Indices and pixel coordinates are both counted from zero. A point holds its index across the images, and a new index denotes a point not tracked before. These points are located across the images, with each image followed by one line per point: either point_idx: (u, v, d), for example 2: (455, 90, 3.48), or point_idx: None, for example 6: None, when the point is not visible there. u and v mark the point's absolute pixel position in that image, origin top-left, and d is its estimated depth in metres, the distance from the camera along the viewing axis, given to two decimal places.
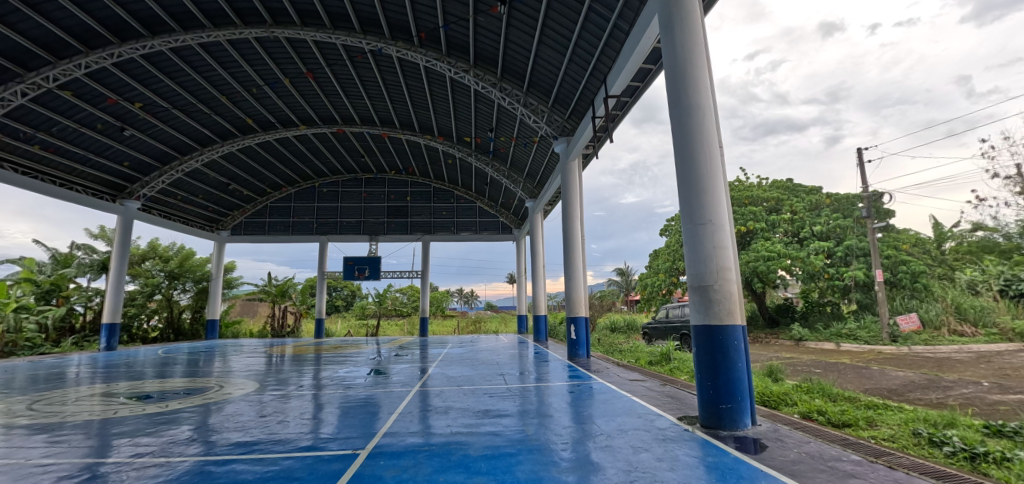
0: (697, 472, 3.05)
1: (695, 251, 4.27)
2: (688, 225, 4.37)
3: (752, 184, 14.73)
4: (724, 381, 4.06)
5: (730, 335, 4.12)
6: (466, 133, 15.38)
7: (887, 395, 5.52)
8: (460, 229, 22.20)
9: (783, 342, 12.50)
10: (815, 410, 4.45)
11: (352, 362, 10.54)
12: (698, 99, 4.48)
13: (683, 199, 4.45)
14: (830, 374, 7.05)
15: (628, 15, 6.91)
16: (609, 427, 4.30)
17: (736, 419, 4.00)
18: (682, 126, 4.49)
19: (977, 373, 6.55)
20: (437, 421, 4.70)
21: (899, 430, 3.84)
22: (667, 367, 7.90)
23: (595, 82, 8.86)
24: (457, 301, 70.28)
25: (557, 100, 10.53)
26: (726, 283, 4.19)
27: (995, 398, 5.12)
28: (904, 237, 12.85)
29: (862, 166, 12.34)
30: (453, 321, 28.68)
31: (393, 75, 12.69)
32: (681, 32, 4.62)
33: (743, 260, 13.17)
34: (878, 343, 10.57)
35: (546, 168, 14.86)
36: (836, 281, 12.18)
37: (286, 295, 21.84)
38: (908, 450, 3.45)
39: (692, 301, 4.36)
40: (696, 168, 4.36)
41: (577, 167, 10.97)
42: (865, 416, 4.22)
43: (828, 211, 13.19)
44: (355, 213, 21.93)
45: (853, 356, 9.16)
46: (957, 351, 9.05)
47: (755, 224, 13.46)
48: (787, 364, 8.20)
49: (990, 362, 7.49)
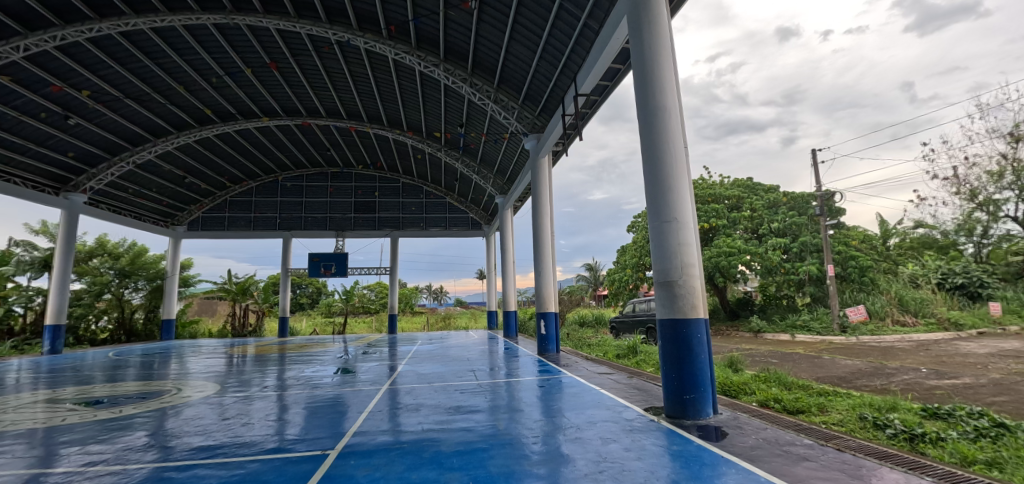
0: (663, 460, 3.18)
1: (661, 248, 4.40)
2: (655, 222, 4.49)
3: (714, 183, 15.29)
4: (688, 373, 4.22)
5: (693, 329, 4.26)
6: (436, 128, 15.21)
7: (837, 383, 5.89)
8: (430, 225, 22.03)
9: (742, 334, 13.12)
10: (771, 398, 4.70)
11: (318, 362, 10.26)
12: (663, 100, 4.61)
13: (648, 197, 4.56)
14: (786, 364, 7.43)
15: (598, 15, 6.98)
16: (578, 420, 4.40)
17: (700, 409, 4.16)
18: (647, 127, 4.61)
19: (917, 361, 7.05)
20: (407, 419, 4.67)
21: (846, 415, 4.13)
22: (634, 360, 8.12)
23: (565, 80, 8.92)
24: (427, 298, 70.47)
25: (528, 97, 10.56)
26: (689, 278, 4.34)
27: (933, 383, 5.53)
28: (854, 233, 13.22)
29: (816, 167, 12.99)
30: (422, 318, 28.50)
31: (360, 67, 12.39)
32: (648, 34, 4.74)
33: (706, 255, 13.63)
34: (829, 333, 11.18)
35: (516, 164, 14.84)
36: (791, 275, 12.67)
37: (247, 293, 21.08)
38: (855, 433, 3.72)
39: (658, 296, 4.48)
40: (661, 166, 4.49)
41: (548, 163, 11.07)
42: (817, 404, 4.48)
43: (786, 209, 13.79)
44: (321, 209, 21.36)
45: (807, 346, 9.70)
46: (900, 340, 9.80)
47: (717, 221, 13.95)
48: (747, 356, 8.57)
49: (929, 350, 8.08)
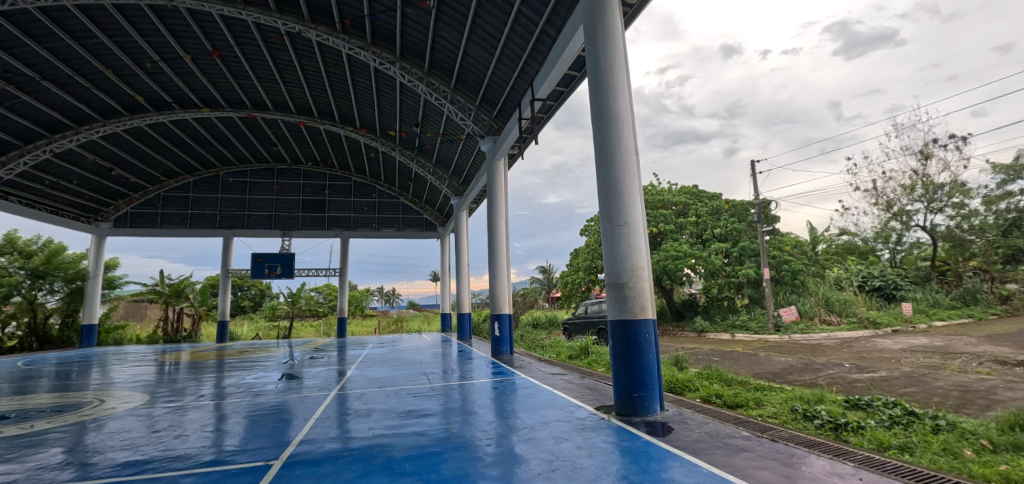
0: (613, 457, 3.29)
1: (613, 251, 4.56)
2: (607, 226, 4.65)
3: (663, 189, 15.97)
4: (637, 372, 4.39)
5: (642, 328, 4.44)
6: (390, 127, 14.91)
7: (772, 378, 6.33)
8: (382, 225, 21.54)
9: (687, 333, 13.78)
10: (713, 394, 4.98)
11: (261, 368, 9.73)
12: (616, 108, 4.78)
13: (601, 201, 4.71)
14: (726, 362, 7.89)
15: (555, 22, 7.14)
16: (532, 420, 4.46)
17: (648, 406, 4.34)
18: (601, 133, 4.77)
19: (840, 357, 7.71)
20: (357, 425, 4.54)
21: (779, 408, 4.46)
22: (586, 361, 8.33)
23: (522, 84, 9.03)
24: (379, 301, 68.67)
25: (485, 99, 10.59)
26: (639, 280, 4.52)
27: (854, 376, 6.07)
28: (788, 239, 14.23)
29: (754, 176, 13.87)
30: (374, 320, 27.72)
31: (312, 60, 11.94)
32: (603, 43, 4.90)
33: (654, 258, 14.21)
34: (765, 332, 11.99)
35: (472, 166, 14.83)
36: (732, 278, 13.45)
37: (181, 296, 19.66)
38: (787, 424, 4.02)
39: (609, 297, 4.63)
40: (613, 171, 4.66)
41: (504, 166, 11.15)
42: (754, 398, 4.79)
43: (727, 216, 14.62)
44: (266, 206, 20.34)
45: (745, 344, 10.34)
46: (826, 337, 10.67)
47: (666, 226, 14.58)
48: (691, 355, 9.02)
49: (851, 346, 8.84)
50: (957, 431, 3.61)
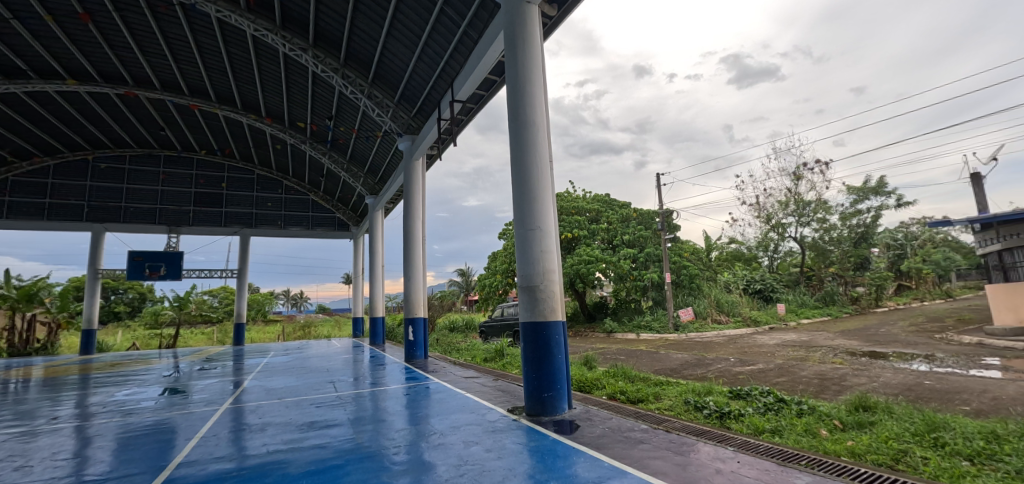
0: (522, 457, 3.32)
1: (526, 254, 4.63)
2: (520, 229, 4.71)
3: (577, 196, 16.69)
4: (546, 372, 4.49)
5: (552, 330, 4.55)
6: (300, 118, 13.90)
7: (670, 374, 6.86)
8: (288, 224, 20.09)
9: (597, 334, 14.51)
10: (618, 391, 5.26)
11: (135, 383, 8.48)
12: (533, 115, 4.89)
13: (516, 205, 4.77)
14: (631, 360, 8.41)
15: (478, 25, 7.15)
16: (443, 425, 4.37)
17: (556, 405, 4.46)
18: (517, 138, 4.84)
19: (727, 352, 8.57)
20: (250, 441, 4.11)
21: (675, 400, 4.82)
22: (501, 363, 8.40)
23: (442, 84, 8.93)
24: (284, 305, 63.69)
25: (404, 97, 10.30)
26: (550, 283, 4.63)
27: (737, 369, 6.78)
28: (687, 247, 15.60)
29: (659, 188, 15.02)
30: (278, 326, 25.61)
31: (210, 38, 10.74)
32: (522, 50, 4.99)
33: (568, 262, 14.78)
34: (665, 331, 13.00)
35: (389, 165, 14.35)
36: (638, 281, 14.38)
37: (34, 301, 16.37)
38: (680, 415, 4.35)
39: (521, 300, 4.69)
40: (528, 176, 4.74)
41: (422, 166, 10.93)
42: (654, 392, 5.14)
43: (635, 224, 15.61)
44: (148, 198, 17.86)
45: (648, 343, 11.12)
46: (716, 335, 11.85)
47: (579, 232, 15.25)
48: (601, 354, 9.49)
49: (736, 343, 9.88)
50: (816, 414, 4.17)
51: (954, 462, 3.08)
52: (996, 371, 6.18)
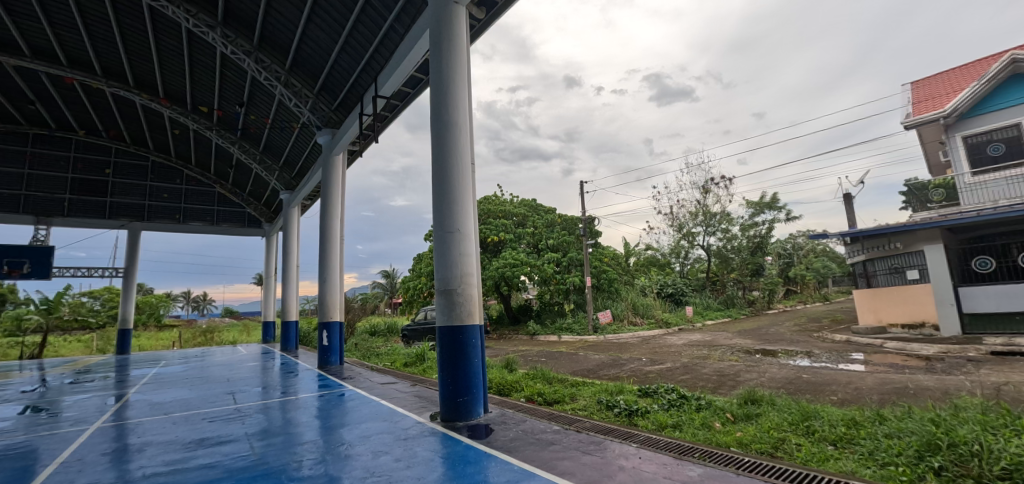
0: (433, 465, 3.23)
1: (444, 257, 4.55)
2: (439, 232, 4.62)
3: (505, 200, 16.88)
4: (461, 377, 4.42)
5: (469, 334, 4.51)
6: (206, 102, 12.61)
7: (586, 374, 7.10)
8: (188, 218, 18.44)
9: (521, 336, 14.71)
10: (535, 393, 5.33)
11: None
12: (455, 116, 4.82)
13: (435, 207, 4.68)
14: (551, 362, 8.61)
15: (405, 20, 6.95)
16: (352, 436, 4.14)
17: (472, 410, 4.41)
18: (439, 139, 4.75)
19: (640, 352, 9.08)
20: (123, 464, 3.60)
21: (589, 400, 4.99)
22: (421, 367, 8.20)
23: (366, 78, 8.57)
24: (185, 308, 57.57)
25: (324, 88, 9.74)
26: (468, 287, 4.58)
27: (647, 369, 7.20)
28: (607, 252, 16.35)
29: (583, 195, 15.60)
30: (174, 332, 23.02)
31: (95, 4, 9.33)
32: (447, 49, 4.91)
33: (494, 265, 14.84)
34: (585, 333, 13.52)
35: (307, 159, 13.52)
36: (561, 284, 14.80)
37: None
38: (592, 415, 4.50)
39: (438, 304, 4.60)
40: (449, 177, 4.67)
41: (342, 163, 10.41)
42: (570, 393, 5.28)
43: (559, 229, 16.07)
44: (9, 183, 15.08)
45: (568, 345, 11.48)
46: (631, 336, 12.53)
47: (505, 235, 15.41)
48: (522, 356, 9.61)
49: (648, 344, 10.50)
50: (711, 408, 4.52)
51: (822, 447, 3.47)
52: (857, 364, 7.14)
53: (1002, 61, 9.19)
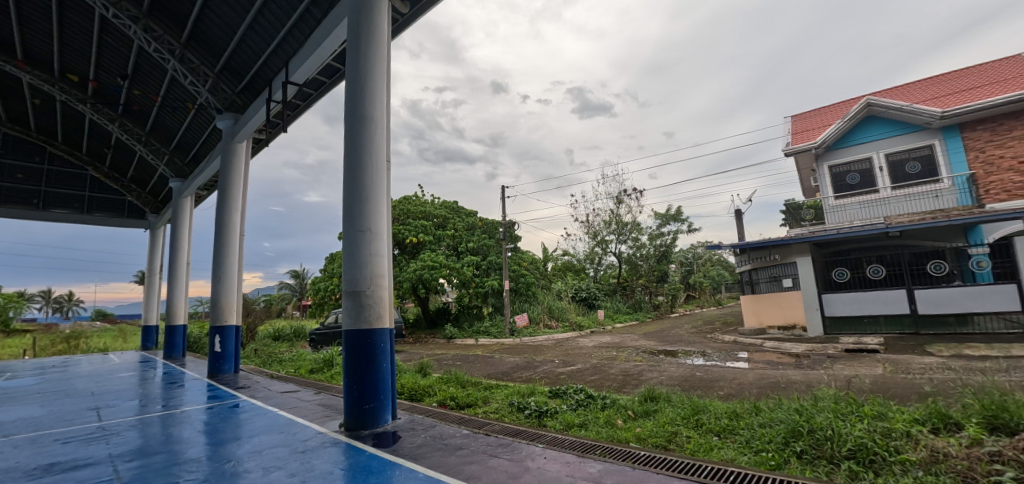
0: (332, 478, 3.04)
1: (353, 257, 4.34)
2: (349, 230, 4.40)
3: (426, 201, 16.61)
4: (368, 383, 4.23)
5: (378, 338, 4.33)
6: (78, 70, 10.77)
7: (501, 377, 7.19)
8: (50, 204, 15.87)
9: (438, 340, 14.51)
10: (448, 397, 5.27)
11: None
12: (372, 111, 4.63)
13: (345, 204, 4.44)
14: (466, 365, 8.60)
15: (322, 5, 6.54)
16: (242, 451, 3.77)
17: (378, 417, 4.24)
18: (353, 133, 4.54)
19: (553, 354, 9.40)
20: None
21: (501, 403, 5.03)
22: (328, 374, 7.74)
23: (277, 62, 7.95)
24: (42, 310, 49.10)
25: (228, 68, 8.84)
26: (378, 288, 4.41)
27: (558, 370, 7.46)
28: (526, 257, 16.70)
29: (503, 200, 15.83)
30: (24, 338, 19.50)
31: None
32: (365, 40, 4.70)
33: (412, 267, 14.49)
34: (502, 336, 13.70)
35: (205, 144, 12.22)
36: (479, 288, 14.84)
37: None
38: (503, 417, 4.54)
39: (345, 306, 4.36)
40: (362, 174, 4.46)
41: (246, 151, 9.54)
42: (483, 397, 5.29)
43: (479, 232, 16.13)
44: None
45: (484, 348, 11.54)
46: (546, 339, 12.93)
47: (425, 237, 15.14)
48: (438, 360, 9.49)
49: (561, 346, 10.91)
50: (614, 406, 4.79)
51: (707, 438, 3.82)
52: (741, 362, 8.00)
53: (860, 104, 10.88)
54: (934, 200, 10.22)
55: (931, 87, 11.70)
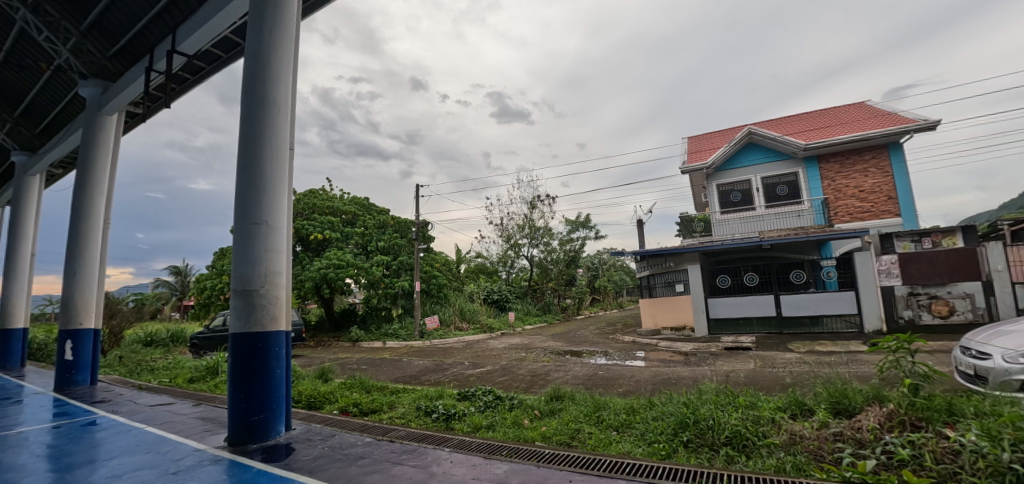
0: None
1: (245, 253, 3.92)
2: (241, 223, 3.97)
3: (334, 196, 15.66)
4: (258, 391, 3.84)
5: (273, 342, 3.96)
6: None
7: (408, 381, 6.97)
8: None
9: (342, 343, 13.70)
10: (351, 403, 4.97)
11: None
12: (275, 94, 4.23)
13: (238, 193, 4.01)
14: (372, 369, 8.22)
15: None
16: (95, 477, 3.20)
17: (270, 428, 3.87)
18: (250, 117, 4.10)
19: (462, 357, 9.35)
20: None
21: (408, 407, 4.87)
22: (211, 383, 6.92)
23: (162, 27, 6.94)
24: None
25: (97, 28, 7.46)
26: (274, 287, 4.03)
27: (468, 372, 7.43)
28: (438, 258, 16.42)
29: (417, 199, 15.44)
30: None
31: None
32: (270, 16, 4.28)
33: (315, 266, 13.55)
34: (411, 339, 13.34)
35: (62, 113, 10.32)
36: (389, 289, 14.28)
37: None
38: (410, 423, 4.39)
39: (233, 307, 3.93)
40: (260, 162, 4.06)
41: (116, 126, 8.23)
42: (389, 402, 5.08)
43: (391, 231, 15.51)
44: None
45: (391, 351, 11.12)
46: (456, 341, 12.84)
47: (331, 234, 14.25)
48: (340, 365, 8.96)
49: (471, 348, 10.90)
50: (522, 406, 4.87)
51: (608, 433, 4.04)
52: (638, 361, 8.64)
53: (743, 132, 12.32)
54: (796, 218, 12.04)
55: (794, 123, 13.75)
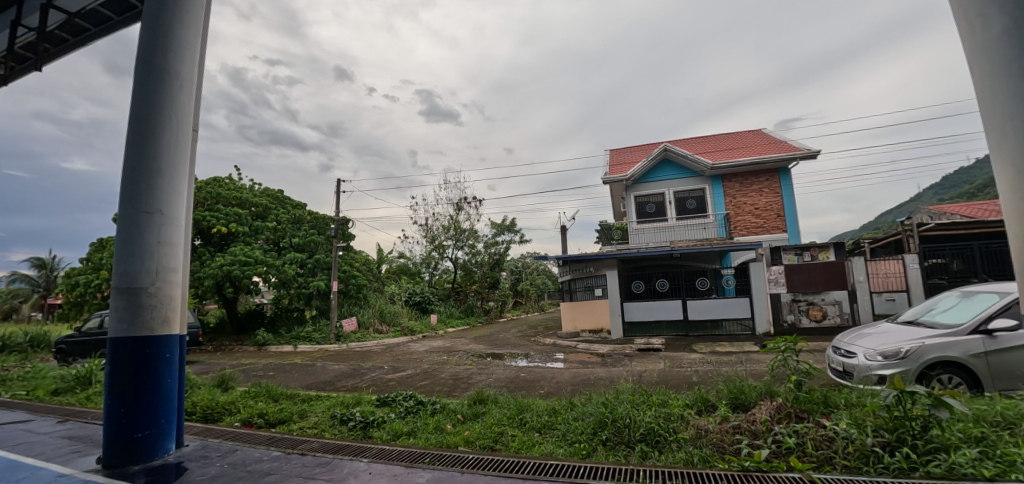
0: None
1: (131, 245, 3.42)
2: (127, 211, 3.45)
3: (243, 186, 14.34)
4: (143, 404, 3.36)
5: (164, 347, 3.49)
6: None
7: (321, 387, 6.54)
8: None
9: (245, 348, 12.53)
10: (255, 414, 4.54)
11: None
12: (178, 69, 3.75)
13: (125, 177, 3.49)
14: (280, 376, 7.61)
15: None
16: None
17: (156, 446, 3.40)
18: (145, 91, 3.59)
19: (382, 361, 8.99)
20: None
21: (321, 417, 4.55)
22: (81, 395, 5.96)
23: None
24: None
25: None
26: (166, 286, 3.56)
27: (387, 377, 7.15)
28: (358, 257, 15.67)
29: (338, 195, 14.63)
30: None
31: None
32: None
33: (217, 262, 12.29)
34: (326, 342, 12.57)
35: None
36: (302, 288, 13.33)
37: None
38: (323, 433, 4.10)
39: (113, 307, 3.40)
40: (155, 143, 3.56)
41: None
42: (299, 411, 4.72)
43: (307, 227, 14.41)
44: None
45: (302, 356, 10.38)
46: (375, 344, 12.34)
47: (238, 227, 13.03)
48: (243, 371, 8.17)
49: (391, 351, 10.53)
50: (444, 411, 4.77)
51: (530, 435, 4.09)
52: (559, 363, 8.90)
53: (660, 148, 13.27)
54: (702, 230, 13.12)
55: (700, 143, 15.12)
